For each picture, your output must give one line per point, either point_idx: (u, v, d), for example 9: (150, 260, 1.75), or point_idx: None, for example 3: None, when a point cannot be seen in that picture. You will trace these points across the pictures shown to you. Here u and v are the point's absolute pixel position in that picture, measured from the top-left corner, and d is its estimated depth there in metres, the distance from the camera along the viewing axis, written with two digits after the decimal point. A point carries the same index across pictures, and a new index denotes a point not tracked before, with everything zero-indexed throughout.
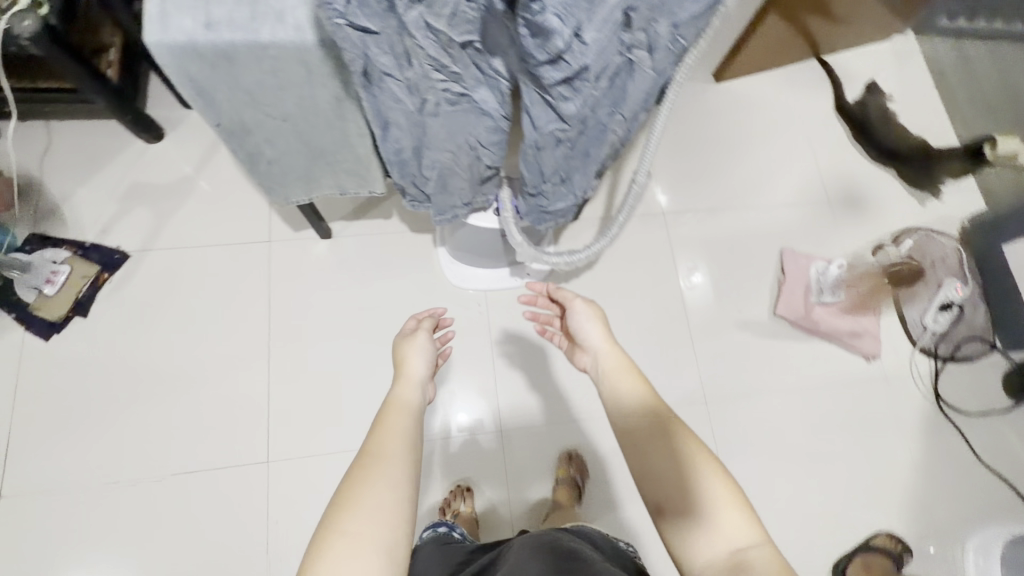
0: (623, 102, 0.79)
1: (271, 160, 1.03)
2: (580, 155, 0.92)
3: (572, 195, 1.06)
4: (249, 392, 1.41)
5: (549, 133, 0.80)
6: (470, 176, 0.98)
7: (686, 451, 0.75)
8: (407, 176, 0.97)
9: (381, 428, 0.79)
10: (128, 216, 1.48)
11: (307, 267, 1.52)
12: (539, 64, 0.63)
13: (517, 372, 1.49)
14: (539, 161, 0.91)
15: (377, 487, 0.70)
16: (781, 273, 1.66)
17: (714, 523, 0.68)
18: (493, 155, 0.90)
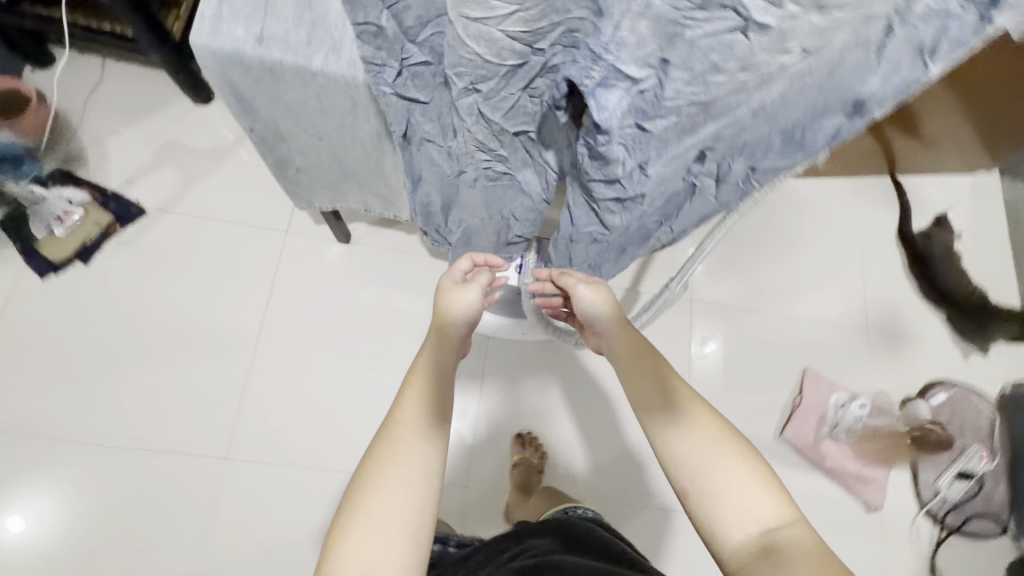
0: (674, 218, 0.74)
1: (300, 170, 0.98)
2: (615, 253, 0.87)
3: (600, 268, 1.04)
4: (226, 379, 1.37)
5: (585, 235, 0.75)
6: (496, 240, 0.94)
7: (720, 442, 0.77)
8: (434, 224, 0.93)
9: (409, 394, 0.76)
10: (155, 172, 1.45)
11: (318, 266, 1.47)
12: (593, 182, 0.61)
13: (500, 426, 1.42)
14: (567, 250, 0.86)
15: (405, 464, 0.68)
16: (797, 392, 1.56)
17: (745, 509, 0.71)
18: (523, 231, 0.86)
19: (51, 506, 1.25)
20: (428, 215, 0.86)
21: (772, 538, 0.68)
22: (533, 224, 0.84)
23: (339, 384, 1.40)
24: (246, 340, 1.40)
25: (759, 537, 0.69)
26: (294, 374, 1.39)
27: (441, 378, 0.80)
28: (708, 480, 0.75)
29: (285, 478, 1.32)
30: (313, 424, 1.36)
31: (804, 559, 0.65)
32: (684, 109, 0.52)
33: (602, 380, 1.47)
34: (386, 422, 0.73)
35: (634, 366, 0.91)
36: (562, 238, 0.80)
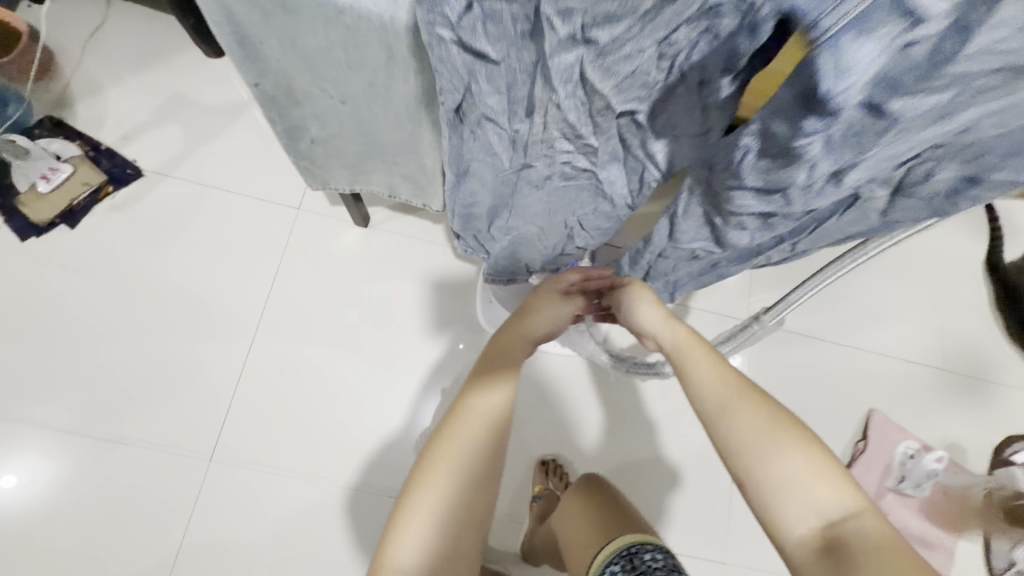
0: (812, 239, 0.59)
1: (316, 141, 0.80)
2: (704, 271, 0.73)
3: (681, 287, 0.89)
4: (219, 370, 1.22)
5: (687, 249, 0.61)
6: (549, 250, 0.79)
7: (774, 419, 0.64)
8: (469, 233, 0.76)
9: (474, 387, 0.67)
10: (157, 130, 1.29)
11: (330, 250, 1.30)
12: (742, 189, 0.47)
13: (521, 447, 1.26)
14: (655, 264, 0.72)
15: (451, 464, 0.60)
16: (861, 437, 1.37)
17: (809, 493, 0.59)
18: (588, 237, 0.73)
19: (30, 488, 1.12)
20: (474, 220, 0.71)
21: (842, 527, 0.56)
22: (603, 230, 0.71)
23: (344, 385, 1.24)
24: (244, 327, 1.25)
25: (825, 524, 0.57)
26: (295, 371, 1.24)
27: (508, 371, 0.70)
28: (765, 464, 0.61)
29: (274, 488, 1.17)
30: (311, 429, 1.21)
31: (882, 549, 0.53)
32: (973, 77, 0.35)
33: (640, 406, 1.30)
34: (444, 416, 0.65)
35: (675, 346, 0.76)
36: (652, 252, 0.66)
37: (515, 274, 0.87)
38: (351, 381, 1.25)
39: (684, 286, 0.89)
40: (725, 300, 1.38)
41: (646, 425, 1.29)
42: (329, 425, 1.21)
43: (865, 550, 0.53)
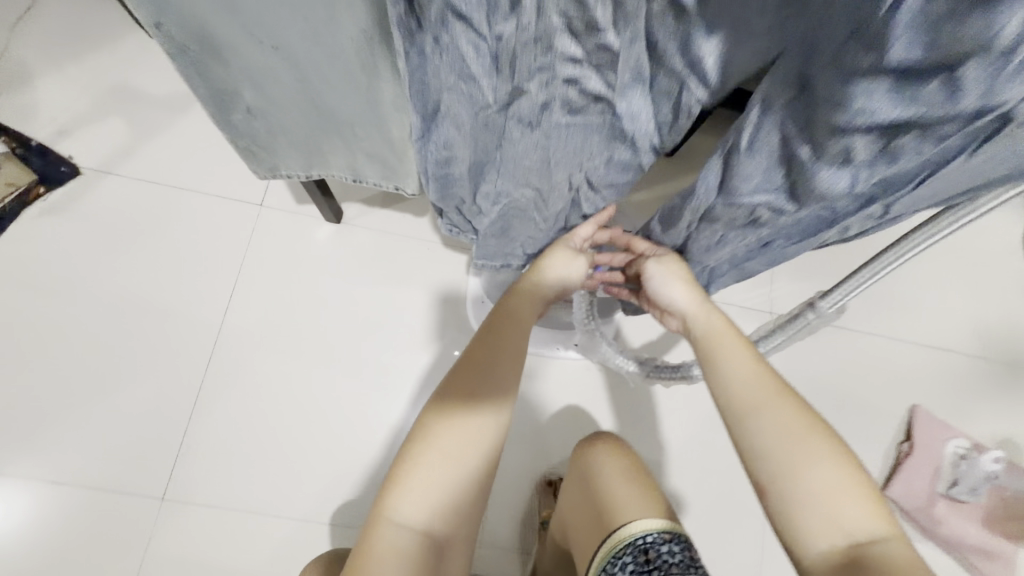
0: (926, 188, 0.44)
1: (253, 110, 0.63)
2: (757, 244, 0.60)
3: (725, 279, 0.75)
4: (174, 395, 1.06)
5: (742, 208, 0.49)
6: (548, 223, 0.66)
7: (809, 421, 0.54)
8: (451, 200, 0.64)
9: (472, 370, 0.55)
10: (96, 124, 1.13)
11: (300, 251, 1.15)
12: (884, 70, 0.31)
13: (524, 466, 1.11)
14: (697, 234, 0.60)
15: (440, 469, 0.50)
16: (905, 438, 1.21)
17: (840, 506, 0.50)
18: (594, 194, 0.60)
19: None
20: (455, 180, 0.58)
21: (868, 549, 0.48)
22: (615, 183, 0.58)
23: (318, 405, 1.08)
24: (202, 344, 1.09)
25: (850, 544, 0.49)
26: (261, 391, 1.08)
27: (514, 356, 0.58)
28: (797, 467, 0.52)
29: (241, 529, 1.01)
30: (282, 458, 1.05)
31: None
32: None
33: (657, 414, 1.15)
34: (434, 399, 0.54)
35: (707, 332, 0.63)
36: (695, 212, 0.55)
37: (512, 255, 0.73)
38: (327, 399, 1.09)
39: (729, 279, 0.76)
40: (746, 290, 1.23)
41: (667, 434, 1.14)
42: (303, 451, 1.06)
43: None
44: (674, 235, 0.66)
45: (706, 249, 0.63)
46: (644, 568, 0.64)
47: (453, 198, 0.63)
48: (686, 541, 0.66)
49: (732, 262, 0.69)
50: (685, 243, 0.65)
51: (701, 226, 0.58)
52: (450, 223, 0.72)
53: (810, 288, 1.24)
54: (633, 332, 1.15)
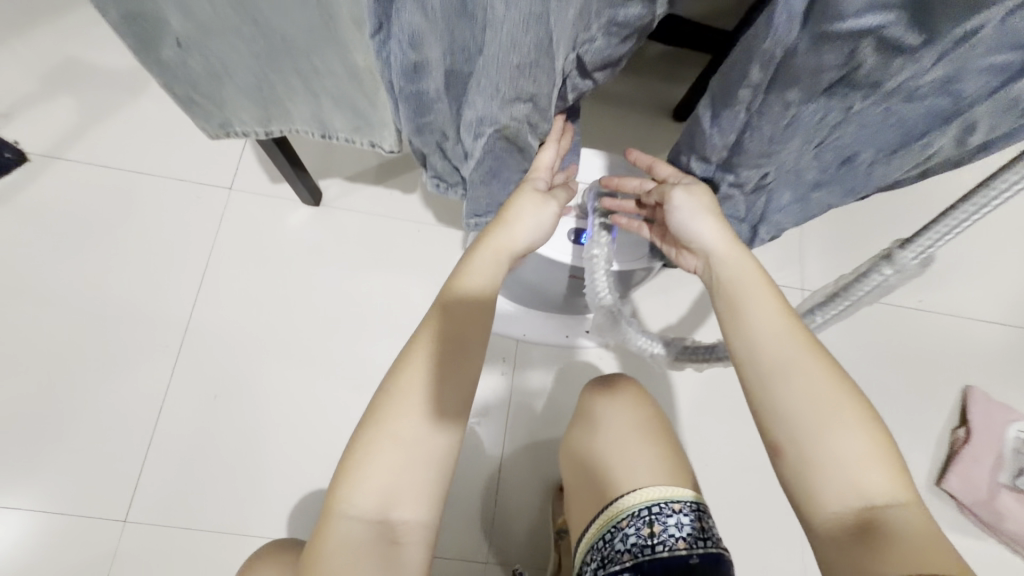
0: None
1: (185, 45, 0.50)
2: (827, 137, 0.46)
3: (779, 215, 0.61)
4: (135, 400, 0.95)
5: (843, 43, 0.35)
6: (539, 140, 0.55)
7: (831, 382, 0.48)
8: (430, 140, 0.56)
9: (431, 342, 0.49)
10: (45, 106, 1.03)
11: (275, 237, 1.04)
12: None
13: (536, 463, 0.99)
14: (754, 133, 0.46)
15: (395, 454, 0.46)
16: (960, 423, 1.07)
17: (857, 468, 0.45)
18: (584, 79, 0.49)
19: None
20: (431, 100, 0.48)
21: (885, 513, 0.43)
22: (610, 59, 0.46)
23: (300, 406, 0.97)
24: (166, 343, 0.97)
25: (865, 508, 0.44)
26: (235, 391, 0.97)
27: (481, 322, 0.51)
28: (816, 428, 0.46)
29: (211, 550, 0.89)
30: (259, 464, 0.94)
31: (922, 547, 0.41)
32: None
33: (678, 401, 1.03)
34: (389, 375, 0.48)
35: (733, 280, 0.53)
36: (760, 86, 0.41)
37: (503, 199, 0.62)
38: (309, 400, 0.97)
39: (786, 216, 0.62)
40: (772, 264, 1.11)
41: (691, 426, 1.01)
42: (283, 459, 0.94)
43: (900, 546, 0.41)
44: (716, 152, 0.51)
45: (765, 159, 0.49)
46: (646, 543, 0.56)
47: (432, 127, 0.53)
48: (697, 508, 0.59)
49: (792, 180, 0.55)
50: (735, 157, 0.50)
51: (766, 112, 0.44)
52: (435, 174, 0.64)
53: (840, 259, 1.12)
54: (646, 310, 1.04)
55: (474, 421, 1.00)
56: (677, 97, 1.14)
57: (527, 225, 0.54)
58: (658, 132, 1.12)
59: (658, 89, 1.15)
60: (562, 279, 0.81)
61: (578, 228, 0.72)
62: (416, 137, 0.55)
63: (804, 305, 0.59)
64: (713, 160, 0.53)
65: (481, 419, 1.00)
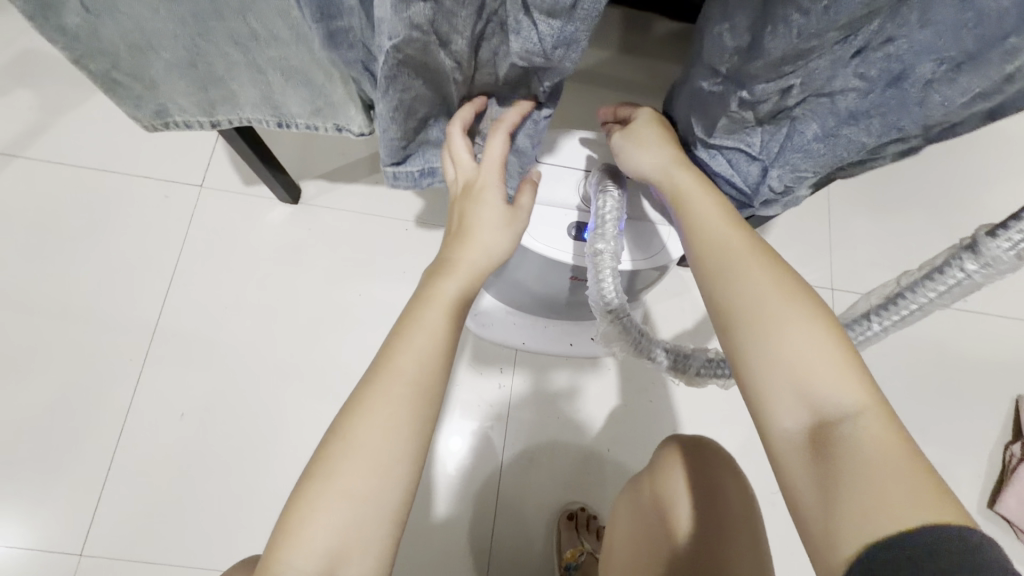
0: None
1: (92, 8, 0.41)
2: (874, 41, 0.33)
3: (796, 158, 0.43)
4: (97, 417, 0.87)
5: None
6: (456, 64, 0.43)
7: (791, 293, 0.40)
8: (354, 58, 0.45)
9: (383, 381, 0.43)
10: (3, 99, 0.96)
11: (248, 239, 0.96)
12: None
13: (553, 472, 0.90)
14: (773, 25, 0.33)
15: (337, 516, 0.39)
16: (1014, 439, 0.95)
17: (814, 383, 0.37)
18: (530, 32, 0.37)
19: None
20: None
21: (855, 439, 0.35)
22: (560, 14, 0.34)
23: (276, 423, 0.89)
24: (131, 353, 0.90)
25: (822, 428, 0.36)
26: (205, 409, 0.89)
27: (441, 355, 0.45)
28: (766, 336, 0.40)
29: None
30: (231, 488, 0.86)
31: (905, 491, 0.32)
32: None
33: (692, 415, 0.93)
34: (334, 422, 0.42)
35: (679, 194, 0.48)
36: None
37: (425, 133, 0.54)
38: (286, 416, 0.89)
39: (804, 161, 0.43)
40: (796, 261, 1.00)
41: None
42: (257, 481, 0.86)
43: (863, 485, 0.33)
44: (726, 61, 0.38)
45: (785, 68, 0.36)
46: None
47: (351, 38, 0.43)
48: None
49: (826, 106, 0.39)
50: (748, 63, 0.37)
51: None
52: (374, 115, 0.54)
53: (872, 256, 1.01)
54: (654, 314, 0.93)
55: (487, 425, 0.91)
56: None
57: (496, 238, 0.50)
58: None
59: (668, 72, 1.05)
60: (561, 281, 0.72)
61: (580, 222, 0.63)
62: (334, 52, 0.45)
63: (858, 308, 0.48)
64: (722, 73, 0.40)
65: (494, 423, 0.91)
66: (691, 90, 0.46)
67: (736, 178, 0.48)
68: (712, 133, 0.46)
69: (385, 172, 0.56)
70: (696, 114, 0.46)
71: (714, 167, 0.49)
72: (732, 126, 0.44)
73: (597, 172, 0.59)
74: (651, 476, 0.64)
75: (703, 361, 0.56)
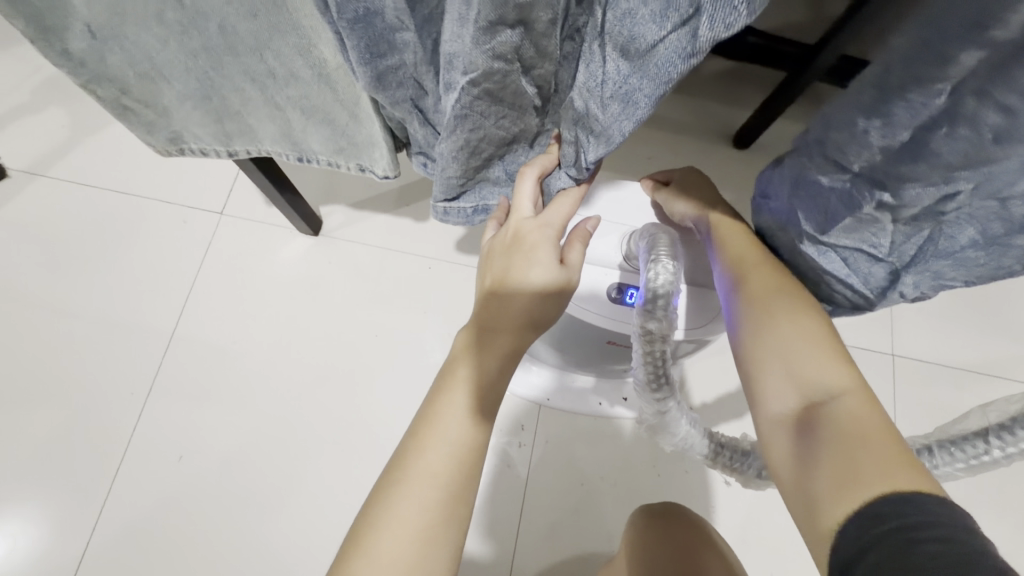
0: None
1: (99, 34, 0.38)
2: None
3: (942, 264, 0.34)
4: (93, 448, 0.83)
5: None
6: (538, 91, 0.36)
7: (789, 299, 0.41)
8: (401, 96, 0.39)
9: (414, 482, 0.37)
10: (34, 116, 0.95)
11: (267, 268, 0.91)
12: None
13: (577, 532, 0.81)
14: (953, 124, 0.26)
15: None
16: None
17: (800, 367, 0.39)
18: (597, 67, 0.30)
19: None
20: (391, 28, 0.32)
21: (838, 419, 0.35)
22: (634, 54, 0.27)
23: (278, 479, 0.82)
24: (136, 384, 0.85)
25: (810, 408, 0.37)
26: (208, 445, 0.83)
27: (477, 452, 0.39)
28: (761, 328, 0.42)
29: None
30: (229, 531, 0.80)
31: (875, 467, 0.32)
32: None
33: (736, 490, 0.83)
34: (353, 531, 0.37)
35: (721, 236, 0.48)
36: (1012, 43, 0.22)
37: (486, 171, 0.46)
38: (292, 457, 0.84)
39: (954, 269, 0.35)
40: (857, 325, 0.92)
41: (745, 522, 0.81)
42: (254, 543, 0.80)
43: (840, 468, 0.33)
44: (865, 159, 0.30)
45: (956, 172, 0.28)
46: None
47: (400, 76, 0.36)
48: None
49: (994, 211, 0.29)
50: (900, 164, 0.29)
51: (995, 87, 0.23)
52: (422, 152, 0.49)
53: (936, 323, 0.92)
54: (695, 376, 0.85)
55: (506, 468, 0.84)
56: (737, 121, 0.97)
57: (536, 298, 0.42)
58: (715, 162, 0.95)
59: (717, 114, 0.98)
60: (597, 345, 0.64)
61: (623, 283, 0.54)
62: (385, 97, 0.38)
63: (971, 424, 0.40)
64: (855, 169, 0.31)
65: (511, 462, 0.84)
66: (797, 177, 0.36)
67: (854, 280, 0.38)
68: (827, 232, 0.36)
69: (432, 205, 0.50)
70: (802, 206, 0.37)
71: (825, 268, 0.39)
72: (856, 226, 0.34)
73: (647, 230, 0.51)
74: (629, 562, 0.57)
75: (762, 470, 0.46)
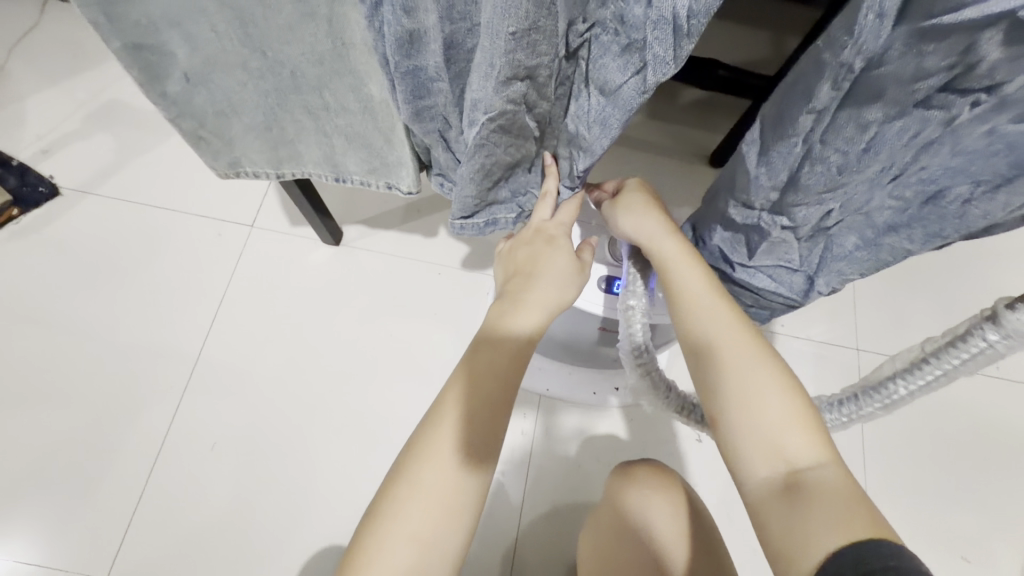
0: None
1: (193, 79, 0.49)
2: (907, 167, 0.36)
3: (842, 264, 0.46)
4: (136, 436, 0.91)
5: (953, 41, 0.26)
6: (538, 125, 0.47)
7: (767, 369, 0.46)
8: (431, 128, 0.50)
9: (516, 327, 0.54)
10: (83, 142, 1.06)
11: (293, 275, 1.02)
12: None
13: (578, 506, 0.90)
14: (812, 165, 0.37)
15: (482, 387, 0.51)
16: None
17: (784, 436, 0.44)
18: (585, 101, 0.42)
19: None
20: (431, 79, 0.43)
21: (806, 475, 0.42)
22: (608, 92, 0.39)
23: (305, 463, 0.91)
24: (174, 379, 0.95)
25: (790, 472, 0.42)
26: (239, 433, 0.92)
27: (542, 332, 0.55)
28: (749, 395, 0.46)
29: None
30: (259, 508, 0.89)
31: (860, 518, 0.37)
32: None
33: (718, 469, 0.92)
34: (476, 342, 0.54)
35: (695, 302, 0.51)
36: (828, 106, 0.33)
37: (494, 194, 0.56)
38: (315, 443, 0.92)
39: (850, 267, 0.46)
40: (824, 323, 1.03)
41: (726, 498, 0.90)
42: (282, 519, 0.88)
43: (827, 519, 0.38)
44: (765, 195, 0.41)
45: (824, 195, 0.39)
46: None
47: (433, 113, 0.47)
48: None
49: (862, 221, 0.42)
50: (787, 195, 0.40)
51: (831, 133, 0.34)
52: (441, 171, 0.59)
53: (894, 321, 1.03)
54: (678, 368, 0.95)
55: (510, 449, 0.93)
56: (713, 144, 1.10)
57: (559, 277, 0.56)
58: (693, 179, 1.07)
59: (695, 137, 1.10)
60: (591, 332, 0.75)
61: (610, 275, 0.66)
62: (419, 126, 0.49)
63: (885, 371, 0.50)
64: (759, 207, 0.43)
65: (515, 445, 0.93)
66: (723, 218, 0.48)
67: (781, 289, 0.49)
68: (754, 256, 0.48)
69: (449, 222, 0.59)
70: (732, 241, 0.49)
71: (755, 279, 0.50)
72: (771, 248, 0.46)
73: None
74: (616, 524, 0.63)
75: None
